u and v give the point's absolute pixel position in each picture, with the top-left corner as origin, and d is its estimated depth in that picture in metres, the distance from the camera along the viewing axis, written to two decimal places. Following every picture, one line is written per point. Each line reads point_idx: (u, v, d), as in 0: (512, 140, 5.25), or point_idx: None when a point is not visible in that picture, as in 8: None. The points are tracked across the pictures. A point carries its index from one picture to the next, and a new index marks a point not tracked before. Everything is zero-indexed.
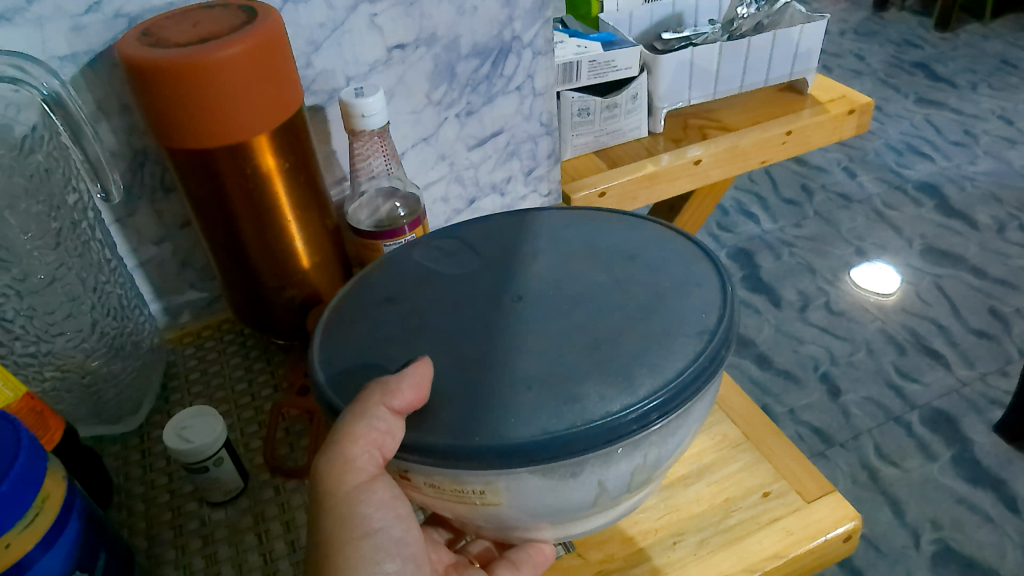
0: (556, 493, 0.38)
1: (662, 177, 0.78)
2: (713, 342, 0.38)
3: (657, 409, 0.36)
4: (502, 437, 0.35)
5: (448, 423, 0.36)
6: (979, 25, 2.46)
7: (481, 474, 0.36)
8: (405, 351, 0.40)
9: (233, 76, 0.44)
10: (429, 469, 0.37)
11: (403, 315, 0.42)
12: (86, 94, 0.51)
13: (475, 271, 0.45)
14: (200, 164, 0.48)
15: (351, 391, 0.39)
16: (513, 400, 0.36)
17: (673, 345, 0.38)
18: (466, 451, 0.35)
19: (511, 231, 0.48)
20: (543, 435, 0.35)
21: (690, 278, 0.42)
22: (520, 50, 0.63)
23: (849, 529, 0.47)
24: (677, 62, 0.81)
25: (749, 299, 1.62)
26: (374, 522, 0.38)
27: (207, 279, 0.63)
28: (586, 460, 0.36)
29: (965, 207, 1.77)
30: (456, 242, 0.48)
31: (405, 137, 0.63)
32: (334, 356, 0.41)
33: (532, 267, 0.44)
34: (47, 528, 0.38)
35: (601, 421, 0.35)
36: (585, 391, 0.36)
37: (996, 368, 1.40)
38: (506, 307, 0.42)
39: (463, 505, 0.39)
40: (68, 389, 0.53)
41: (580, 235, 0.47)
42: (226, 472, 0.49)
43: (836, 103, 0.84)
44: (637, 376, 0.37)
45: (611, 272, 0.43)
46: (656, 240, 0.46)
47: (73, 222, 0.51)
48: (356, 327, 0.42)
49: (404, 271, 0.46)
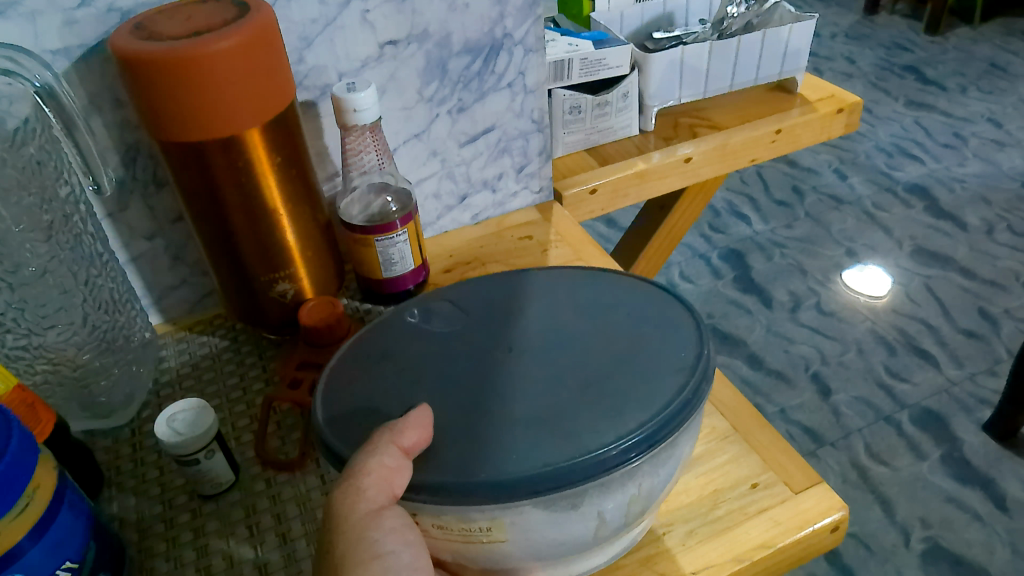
0: (559, 526, 0.38)
1: (651, 175, 0.79)
2: (695, 375, 0.39)
3: (645, 441, 0.36)
4: (503, 470, 0.35)
5: (448, 460, 0.37)
6: (968, 28, 2.48)
7: (485, 509, 0.36)
8: (406, 397, 0.41)
9: (224, 69, 0.45)
10: (436, 508, 0.37)
11: (400, 364, 0.43)
12: (79, 87, 0.51)
13: (469, 321, 0.46)
14: (192, 162, 0.49)
15: (354, 438, 0.39)
16: (510, 439, 0.37)
17: (658, 380, 0.39)
18: (468, 487, 0.35)
19: (501, 280, 0.49)
20: (542, 469, 0.35)
21: (668, 317, 0.43)
22: (511, 47, 0.63)
23: (836, 519, 0.47)
24: (667, 61, 0.82)
25: (740, 299, 1.62)
26: (385, 545, 0.36)
27: (199, 273, 0.63)
28: (587, 491, 0.36)
29: (955, 209, 1.78)
30: (450, 291, 0.49)
31: (397, 133, 0.63)
32: (336, 405, 0.41)
33: (522, 314, 0.45)
34: (38, 517, 0.39)
35: (597, 452, 0.35)
36: (580, 426, 0.37)
37: (984, 368, 1.41)
38: (498, 354, 0.42)
39: (468, 544, 0.38)
40: (60, 382, 0.54)
41: (567, 281, 0.48)
42: (218, 465, 0.49)
43: (825, 103, 0.85)
44: (626, 411, 0.37)
45: (597, 314, 0.44)
46: (635, 283, 0.47)
47: (65, 215, 0.52)
48: (355, 381, 0.42)
49: (400, 319, 0.47)
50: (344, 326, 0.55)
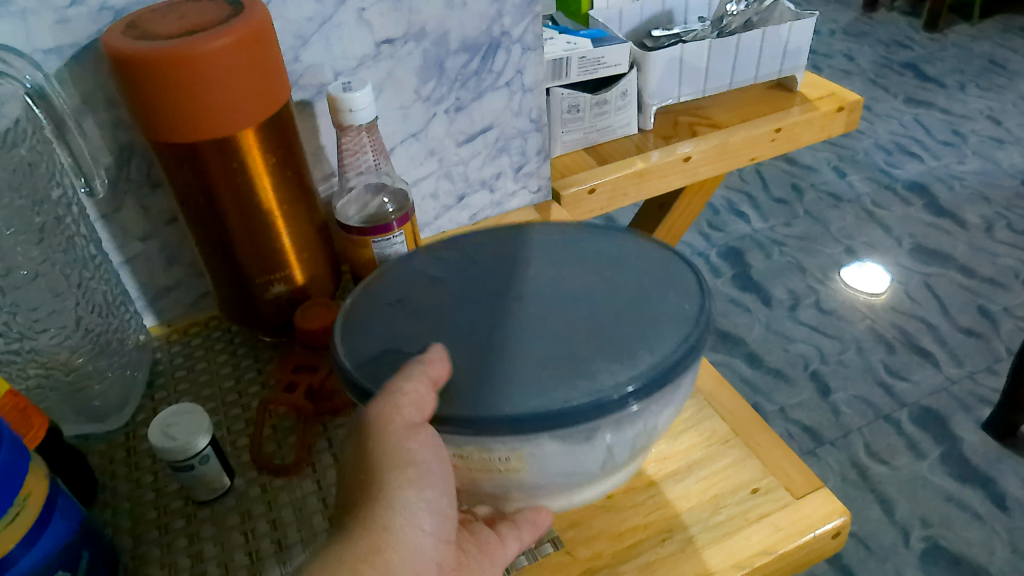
0: (571, 456, 0.39)
1: (651, 174, 0.78)
2: (697, 321, 0.40)
3: (656, 382, 0.37)
4: (526, 406, 0.36)
5: (468, 399, 0.37)
6: (967, 25, 2.47)
7: (506, 441, 0.37)
8: (421, 335, 0.40)
9: (219, 68, 0.44)
10: (461, 440, 0.37)
11: (413, 307, 0.43)
12: (71, 88, 0.50)
13: (475, 267, 0.46)
14: (186, 162, 0.48)
15: (376, 372, 0.39)
16: (528, 378, 0.37)
17: (664, 326, 0.39)
18: (489, 422, 0.36)
19: (502, 229, 0.49)
20: (561, 406, 0.36)
21: (665, 266, 0.44)
22: (509, 45, 0.62)
23: (838, 525, 0.47)
24: (667, 59, 0.81)
25: (739, 297, 1.62)
26: (418, 453, 0.36)
27: (195, 275, 0.63)
28: (600, 424, 0.37)
29: (954, 207, 1.78)
30: (454, 237, 0.49)
31: (393, 132, 0.62)
32: (354, 345, 0.41)
33: (527, 261, 0.45)
34: (30, 525, 0.38)
35: (614, 393, 0.36)
36: (596, 366, 0.37)
37: (984, 366, 1.41)
38: (507, 297, 0.42)
39: (489, 475, 0.39)
40: (53, 386, 0.53)
41: (566, 232, 0.48)
42: (212, 470, 0.48)
43: (825, 101, 0.84)
44: (637, 352, 0.38)
45: (600, 264, 0.44)
46: (628, 234, 0.47)
47: (57, 217, 0.51)
48: (370, 320, 0.42)
49: (409, 264, 0.47)
50: None
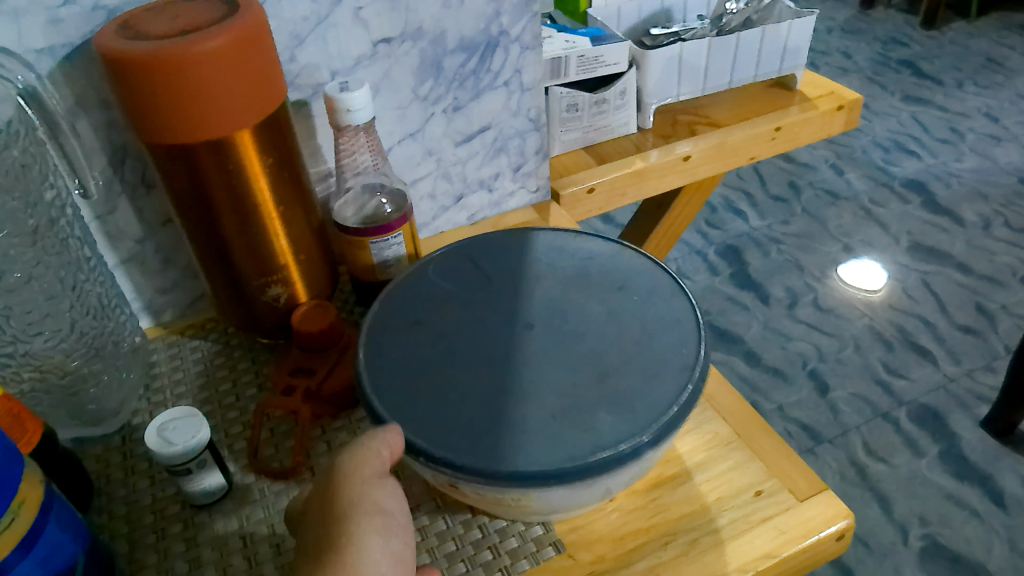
0: (576, 497, 0.41)
1: (651, 174, 0.78)
2: (696, 374, 0.42)
3: (653, 439, 0.39)
4: (530, 459, 0.39)
5: (481, 445, 0.39)
6: (964, 23, 2.47)
7: (517, 491, 0.39)
8: (439, 373, 0.43)
9: (214, 69, 0.43)
10: (476, 486, 0.39)
11: (432, 338, 0.45)
12: (64, 88, 0.50)
13: (488, 296, 0.48)
14: (181, 163, 0.47)
15: (397, 407, 0.41)
16: (539, 429, 0.40)
17: (663, 378, 0.42)
18: (500, 474, 0.38)
19: (513, 252, 0.52)
20: (570, 461, 0.38)
21: (670, 311, 0.46)
22: (508, 45, 0.61)
23: (841, 528, 0.46)
24: (666, 58, 0.81)
25: (737, 296, 1.61)
26: (384, 503, 0.38)
27: (191, 276, 0.62)
28: (603, 478, 0.40)
29: (952, 204, 1.78)
30: (466, 260, 0.51)
31: (391, 132, 0.62)
32: (378, 374, 0.43)
33: (536, 294, 0.48)
34: (24, 532, 0.37)
35: (614, 449, 0.39)
36: (598, 420, 0.40)
37: (982, 364, 1.41)
38: (519, 335, 0.45)
39: (503, 507, 0.42)
40: (47, 389, 0.52)
41: (575, 262, 0.50)
42: (209, 474, 0.47)
43: (825, 100, 0.84)
44: (639, 408, 0.40)
45: (606, 301, 0.47)
46: (640, 269, 0.49)
47: (51, 219, 0.50)
48: (391, 348, 0.45)
49: (427, 289, 0.49)
50: (338, 331, 0.54)
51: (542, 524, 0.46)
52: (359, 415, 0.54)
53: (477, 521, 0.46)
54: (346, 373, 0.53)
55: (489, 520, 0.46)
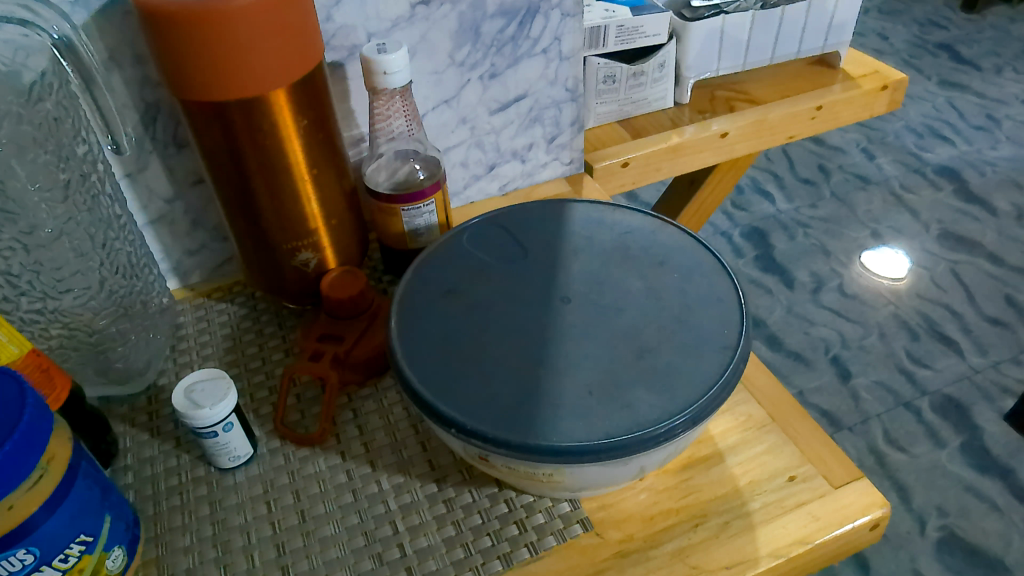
0: (609, 474, 0.41)
1: (686, 149, 0.77)
2: (736, 356, 0.41)
3: (690, 419, 0.38)
4: (564, 434, 0.38)
5: (515, 419, 0.39)
6: (1006, 7, 2.39)
7: (550, 465, 0.38)
8: (472, 344, 0.42)
9: (250, 26, 0.42)
10: (509, 459, 0.39)
11: (467, 308, 0.44)
12: (97, 41, 0.49)
13: (524, 268, 0.47)
14: (215, 122, 0.47)
15: (429, 376, 0.41)
16: (573, 402, 0.39)
17: (702, 357, 0.41)
18: (533, 448, 0.37)
19: (549, 223, 0.50)
20: (605, 438, 0.38)
21: (710, 291, 0.45)
22: (548, 11, 0.59)
23: (876, 517, 0.45)
24: (707, 31, 0.78)
25: (761, 279, 1.59)
26: None
27: (219, 239, 0.62)
28: (638, 456, 0.39)
29: (985, 193, 1.74)
30: (501, 230, 0.50)
31: (426, 98, 0.61)
32: (410, 343, 0.43)
33: (572, 267, 0.47)
34: (52, 490, 0.37)
35: (651, 428, 0.38)
36: (636, 398, 0.39)
37: (1010, 357, 1.38)
38: (556, 307, 0.44)
39: (534, 482, 0.42)
40: (75, 347, 0.52)
41: (613, 236, 0.49)
42: (236, 438, 0.47)
43: (869, 79, 0.81)
44: (677, 387, 0.40)
45: (647, 277, 0.46)
46: (681, 246, 0.48)
47: (83, 174, 0.50)
48: (424, 317, 0.44)
49: (460, 259, 0.48)
50: (368, 298, 0.53)
51: (570, 501, 0.46)
52: (386, 383, 0.54)
53: (504, 495, 0.46)
54: (375, 340, 0.53)
55: (516, 494, 0.46)
